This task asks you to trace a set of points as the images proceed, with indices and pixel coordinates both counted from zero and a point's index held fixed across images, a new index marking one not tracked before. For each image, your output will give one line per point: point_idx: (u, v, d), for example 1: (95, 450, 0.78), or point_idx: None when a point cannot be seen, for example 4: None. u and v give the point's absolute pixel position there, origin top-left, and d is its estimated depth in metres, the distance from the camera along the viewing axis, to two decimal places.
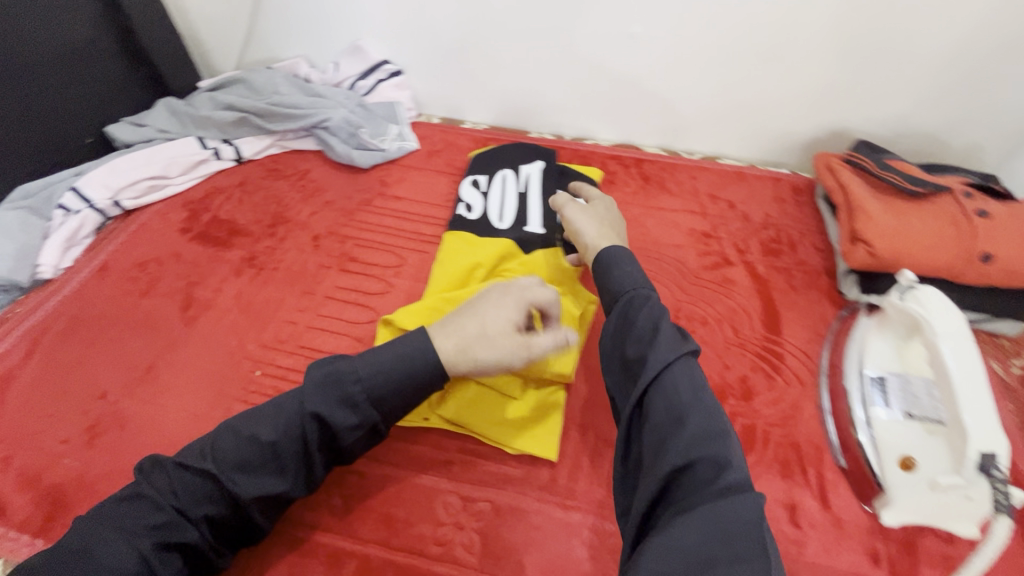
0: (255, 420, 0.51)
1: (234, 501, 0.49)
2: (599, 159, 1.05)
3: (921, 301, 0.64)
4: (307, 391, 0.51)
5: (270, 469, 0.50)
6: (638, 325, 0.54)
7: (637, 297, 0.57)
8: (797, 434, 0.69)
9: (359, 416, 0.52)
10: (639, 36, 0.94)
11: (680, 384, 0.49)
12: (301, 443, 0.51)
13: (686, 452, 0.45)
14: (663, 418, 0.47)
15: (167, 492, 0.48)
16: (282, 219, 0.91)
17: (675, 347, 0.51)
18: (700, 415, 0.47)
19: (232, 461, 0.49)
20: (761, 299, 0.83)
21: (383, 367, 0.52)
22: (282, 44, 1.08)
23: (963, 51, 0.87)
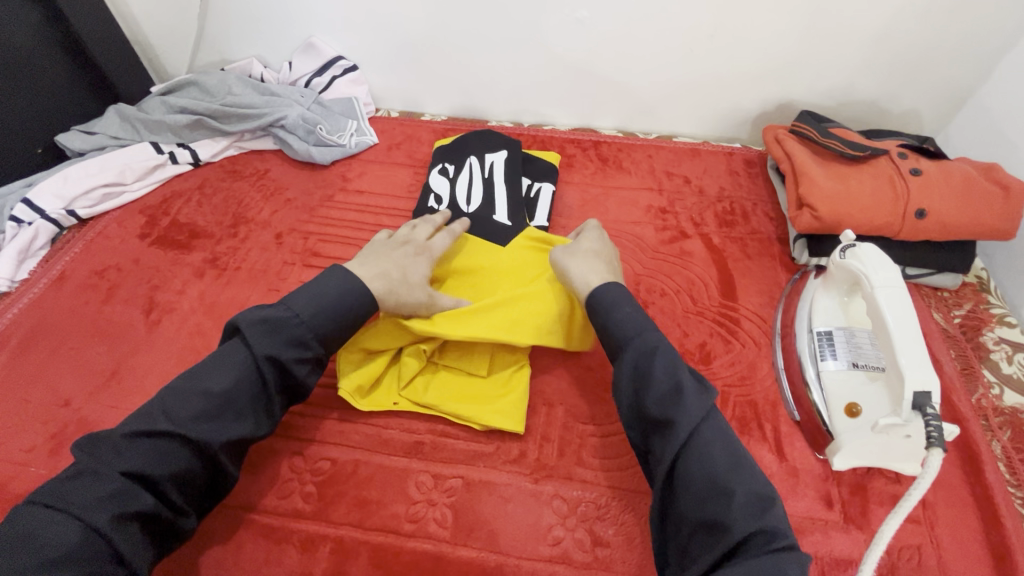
0: (202, 377, 0.56)
1: (192, 453, 0.54)
2: (557, 144, 1.07)
3: (860, 257, 0.67)
4: (253, 338, 0.57)
5: (224, 416, 0.55)
6: (657, 380, 0.56)
7: (649, 346, 0.58)
8: (753, 393, 0.72)
9: (307, 351, 0.60)
10: (587, 22, 0.96)
11: (713, 444, 0.53)
12: (256, 383, 0.57)
13: (736, 513, 0.49)
14: (705, 481, 0.51)
15: (116, 461, 0.51)
16: (243, 219, 0.91)
17: (702, 405, 0.54)
18: (738, 479, 0.51)
19: (185, 414, 0.54)
20: (717, 268, 0.86)
21: (322, 308, 0.61)
22: (233, 45, 1.07)
23: (897, 21, 0.90)
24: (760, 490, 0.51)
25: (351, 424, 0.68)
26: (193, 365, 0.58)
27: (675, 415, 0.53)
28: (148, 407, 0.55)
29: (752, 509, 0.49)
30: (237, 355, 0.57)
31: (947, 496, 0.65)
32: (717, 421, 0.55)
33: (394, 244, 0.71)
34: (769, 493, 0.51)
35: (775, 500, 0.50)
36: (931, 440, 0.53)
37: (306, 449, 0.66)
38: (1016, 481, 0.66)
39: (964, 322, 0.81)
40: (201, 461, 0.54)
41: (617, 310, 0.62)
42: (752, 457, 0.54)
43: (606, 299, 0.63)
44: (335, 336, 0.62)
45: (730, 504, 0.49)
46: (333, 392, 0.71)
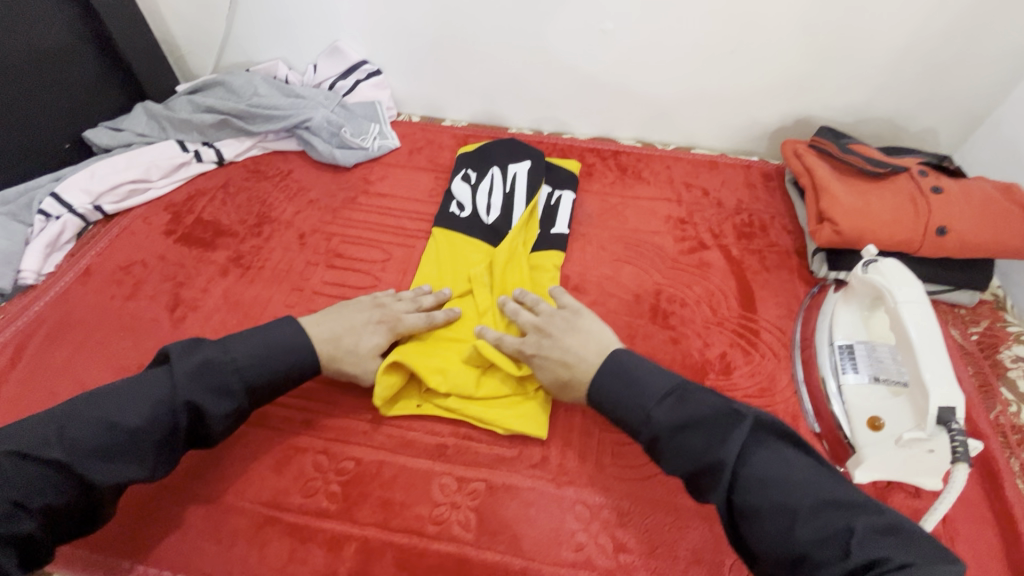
0: (118, 406, 0.56)
1: (83, 488, 0.53)
2: (577, 152, 1.08)
3: (883, 272, 0.68)
4: (179, 379, 0.57)
5: (125, 458, 0.54)
6: (676, 470, 0.57)
7: (651, 439, 0.59)
8: (774, 404, 0.73)
9: (232, 403, 0.59)
10: (610, 32, 0.97)
11: (761, 502, 0.52)
12: (164, 428, 0.56)
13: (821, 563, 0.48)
14: (773, 543, 0.50)
15: (2, 483, 0.49)
16: (267, 219, 0.92)
17: (721, 468, 0.54)
18: (800, 526, 0.50)
19: (83, 445, 0.53)
20: (737, 280, 0.87)
21: (259, 359, 0.62)
22: (259, 46, 1.08)
23: (915, 43, 0.92)
24: (837, 528, 0.48)
25: (376, 425, 0.69)
26: (116, 388, 0.57)
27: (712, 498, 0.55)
28: (50, 428, 0.53)
29: (833, 552, 0.48)
30: (160, 392, 0.57)
31: (968, 512, 0.65)
32: (753, 468, 0.54)
33: (358, 311, 0.70)
34: (847, 520, 0.49)
35: (859, 529, 0.48)
36: (957, 454, 0.55)
37: (330, 448, 0.67)
38: None
39: (981, 340, 0.82)
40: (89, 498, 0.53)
41: (605, 409, 0.63)
42: (813, 488, 0.52)
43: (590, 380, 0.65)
44: (264, 391, 0.62)
45: (813, 562, 0.48)
46: (357, 392, 0.71)
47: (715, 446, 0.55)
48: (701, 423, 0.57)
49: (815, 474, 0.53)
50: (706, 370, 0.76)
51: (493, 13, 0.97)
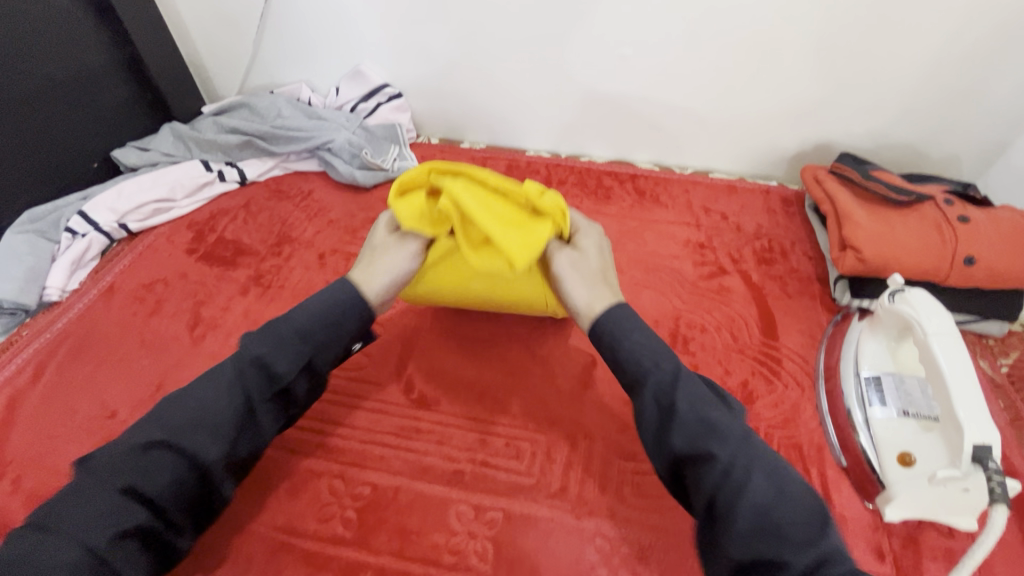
0: (199, 386, 0.56)
1: (185, 464, 0.53)
2: (595, 175, 1.08)
3: (912, 303, 0.67)
4: (247, 343, 0.57)
5: (212, 428, 0.54)
6: (685, 413, 0.53)
7: (672, 376, 0.55)
8: (798, 435, 0.71)
9: (295, 355, 0.57)
10: (629, 58, 0.98)
11: (756, 468, 0.50)
12: (239, 395, 0.55)
13: (796, 546, 0.46)
14: (753, 513, 0.48)
15: (111, 475, 0.51)
16: (287, 238, 0.93)
17: (734, 432, 0.52)
18: (788, 508, 0.48)
19: (175, 424, 0.54)
20: (758, 306, 0.86)
21: (316, 310, 0.60)
22: (283, 69, 1.11)
23: (936, 70, 0.92)
24: (810, 512, 0.48)
25: (393, 450, 0.68)
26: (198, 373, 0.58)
27: (710, 446, 0.51)
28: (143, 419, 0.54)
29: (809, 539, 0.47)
30: (231, 365, 0.57)
31: (1004, 553, 0.63)
32: (754, 443, 0.53)
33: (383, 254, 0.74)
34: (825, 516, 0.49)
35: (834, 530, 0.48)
36: (995, 495, 0.52)
37: (347, 472, 0.66)
38: None
39: (1011, 373, 0.80)
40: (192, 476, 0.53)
41: (629, 336, 0.59)
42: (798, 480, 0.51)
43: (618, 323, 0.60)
44: (323, 338, 0.59)
45: (781, 537, 0.47)
46: (374, 415, 0.71)
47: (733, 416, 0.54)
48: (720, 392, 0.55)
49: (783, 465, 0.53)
50: None
51: (515, 37, 0.98)
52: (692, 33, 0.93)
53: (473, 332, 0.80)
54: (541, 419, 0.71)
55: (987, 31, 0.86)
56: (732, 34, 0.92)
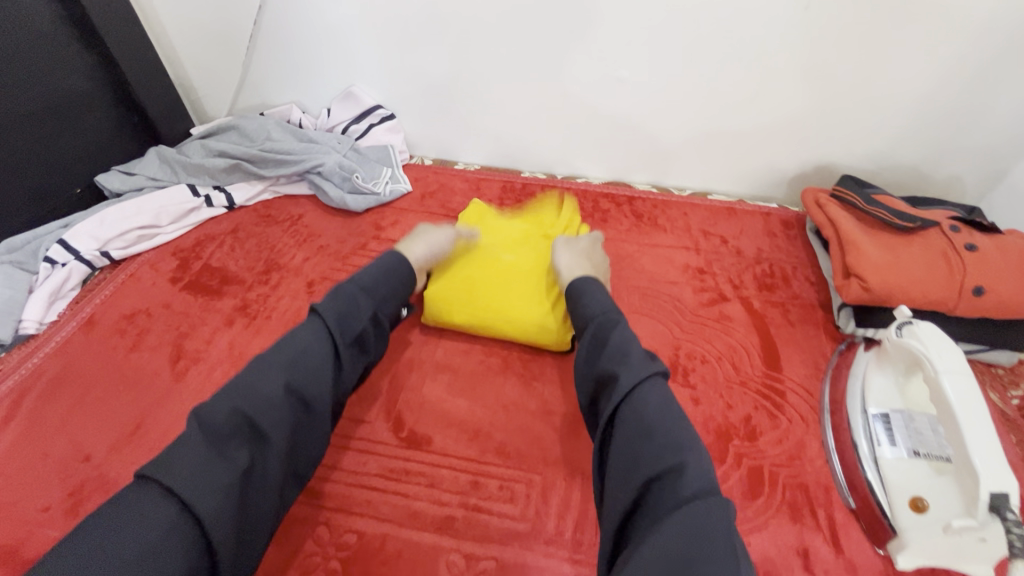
0: (288, 340, 0.57)
1: (295, 404, 0.53)
2: (591, 198, 1.06)
3: (919, 337, 0.65)
4: (326, 300, 0.61)
5: (315, 367, 0.56)
6: (611, 347, 0.60)
7: (611, 321, 0.63)
8: (805, 474, 0.68)
9: (371, 309, 0.63)
10: (626, 80, 0.96)
11: (652, 394, 0.54)
12: (332, 338, 0.59)
13: (663, 456, 0.49)
14: (636, 424, 0.52)
15: (214, 425, 0.48)
16: (275, 265, 0.90)
17: (644, 364, 0.56)
18: (669, 432, 0.51)
19: (278, 372, 0.54)
20: (760, 336, 0.83)
21: (381, 276, 0.68)
22: (274, 90, 1.09)
23: (938, 91, 0.90)
24: (685, 439, 0.51)
25: (380, 494, 0.65)
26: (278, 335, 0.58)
27: (617, 370, 0.56)
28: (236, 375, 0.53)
29: (675, 454, 0.49)
30: (317, 322, 0.59)
31: None
32: (666, 383, 0.56)
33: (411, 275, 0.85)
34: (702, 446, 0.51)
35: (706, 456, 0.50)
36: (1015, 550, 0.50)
37: (332, 518, 0.63)
38: None
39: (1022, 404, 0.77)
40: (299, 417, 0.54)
41: (582, 301, 0.68)
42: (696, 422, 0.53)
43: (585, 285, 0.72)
44: (387, 294, 0.67)
45: (653, 441, 0.50)
46: (362, 456, 0.68)
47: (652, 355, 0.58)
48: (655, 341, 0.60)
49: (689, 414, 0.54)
50: (730, 435, 0.72)
51: (509, 58, 0.97)
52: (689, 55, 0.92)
53: (467, 367, 0.77)
54: (536, 458, 0.68)
55: (990, 52, 0.85)
56: (729, 57, 0.91)
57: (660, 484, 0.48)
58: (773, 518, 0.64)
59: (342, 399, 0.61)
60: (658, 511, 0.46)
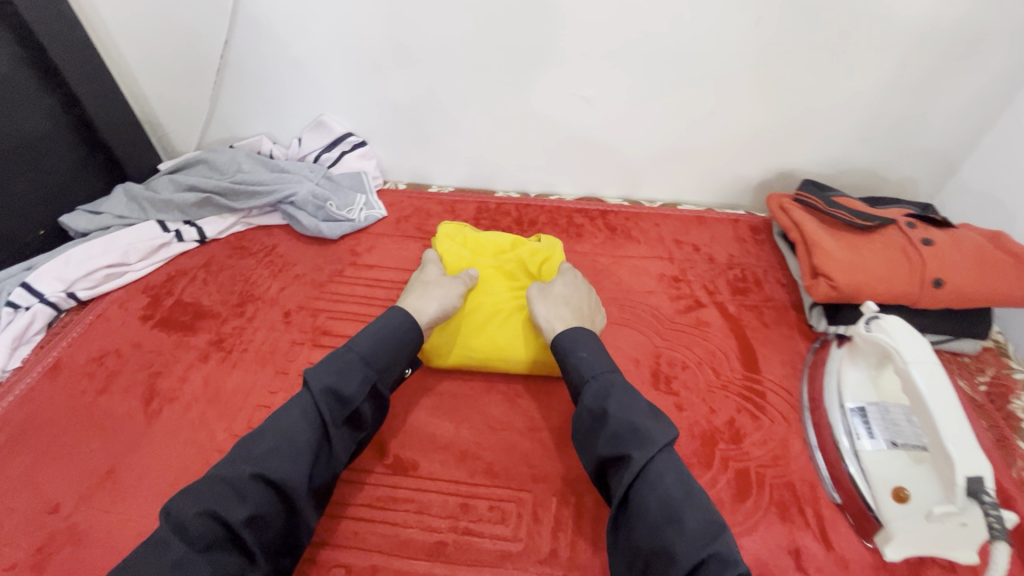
0: (273, 419, 0.58)
1: (270, 494, 0.54)
2: (565, 214, 1.08)
3: (887, 330, 0.67)
4: (310, 373, 0.60)
5: (294, 455, 0.55)
6: (616, 418, 0.60)
7: (607, 385, 0.64)
8: (790, 473, 0.69)
9: (360, 379, 0.62)
10: (592, 100, 0.99)
11: (667, 473, 0.56)
12: (317, 420, 0.58)
13: (694, 541, 0.51)
14: (659, 505, 0.54)
15: (184, 525, 0.49)
16: (251, 297, 0.89)
17: (656, 438, 0.57)
18: (694, 513, 0.53)
19: (255, 456, 0.55)
20: (737, 339, 0.85)
21: (372, 340, 0.65)
22: (242, 123, 1.09)
23: (886, 99, 0.95)
24: (708, 519, 0.53)
25: (368, 524, 0.63)
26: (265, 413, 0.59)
27: (629, 450, 0.57)
28: (217, 465, 0.54)
29: (703, 536, 0.52)
30: (300, 399, 0.59)
31: None
32: (673, 455, 0.58)
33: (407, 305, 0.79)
34: (718, 519, 0.54)
35: (727, 531, 0.53)
36: (993, 533, 0.52)
37: (319, 554, 0.61)
38: None
39: (989, 390, 0.81)
40: (281, 506, 0.55)
41: (577, 353, 0.68)
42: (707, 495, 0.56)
43: (576, 338, 0.69)
44: (386, 361, 0.65)
45: (680, 523, 0.52)
46: (348, 486, 0.66)
47: (660, 425, 0.59)
48: (653, 409, 0.61)
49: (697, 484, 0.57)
50: (716, 439, 0.73)
51: (476, 82, 0.99)
52: (648, 75, 0.95)
53: (452, 388, 0.77)
54: (525, 476, 0.68)
55: (930, 62, 0.90)
56: (687, 75, 0.95)
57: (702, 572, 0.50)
58: (763, 519, 0.65)
59: (331, 477, 0.60)
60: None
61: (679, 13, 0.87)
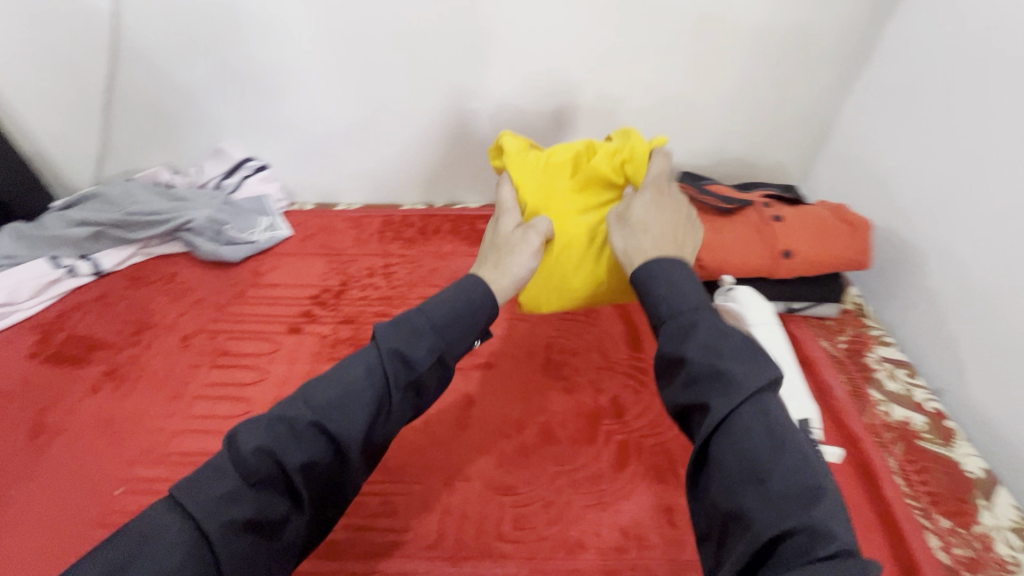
0: (343, 370, 0.56)
1: (326, 446, 0.51)
2: (468, 221, 1.12)
3: (738, 300, 0.74)
4: (379, 333, 0.58)
5: (353, 411, 0.52)
6: (695, 360, 0.52)
7: (688, 323, 0.55)
8: (667, 439, 0.75)
9: (427, 344, 0.58)
10: (478, 111, 1.05)
11: (755, 425, 0.47)
12: (380, 378, 0.55)
13: (777, 504, 0.44)
14: (738, 464, 0.47)
15: (244, 458, 0.49)
16: (147, 325, 0.89)
17: (744, 386, 0.49)
18: (786, 471, 0.46)
19: (319, 402, 0.53)
20: (624, 322, 0.91)
21: (445, 304, 0.62)
22: (139, 155, 1.09)
23: (745, 93, 1.04)
24: (807, 483, 0.45)
25: None
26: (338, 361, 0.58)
27: (705, 398, 0.50)
28: (282, 404, 0.54)
29: (794, 505, 0.44)
30: (367, 355, 0.57)
31: None
32: (767, 402, 0.49)
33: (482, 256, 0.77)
34: (819, 483, 0.46)
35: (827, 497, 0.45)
36: None
37: None
38: (913, 492, 0.71)
39: (848, 347, 0.89)
40: (336, 460, 0.52)
41: (653, 290, 0.60)
42: (811, 455, 0.48)
43: (653, 272, 0.61)
44: (455, 333, 0.60)
45: (767, 483, 0.45)
46: None
47: (750, 369, 0.50)
48: (748, 347, 0.52)
49: (801, 442, 0.48)
50: (600, 416, 0.77)
51: (365, 98, 1.03)
52: (524, 83, 1.01)
53: None
54: (418, 469, 0.71)
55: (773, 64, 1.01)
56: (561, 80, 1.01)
57: (789, 544, 0.43)
58: (641, 484, 0.70)
59: (390, 441, 0.56)
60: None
61: (541, 24, 0.94)
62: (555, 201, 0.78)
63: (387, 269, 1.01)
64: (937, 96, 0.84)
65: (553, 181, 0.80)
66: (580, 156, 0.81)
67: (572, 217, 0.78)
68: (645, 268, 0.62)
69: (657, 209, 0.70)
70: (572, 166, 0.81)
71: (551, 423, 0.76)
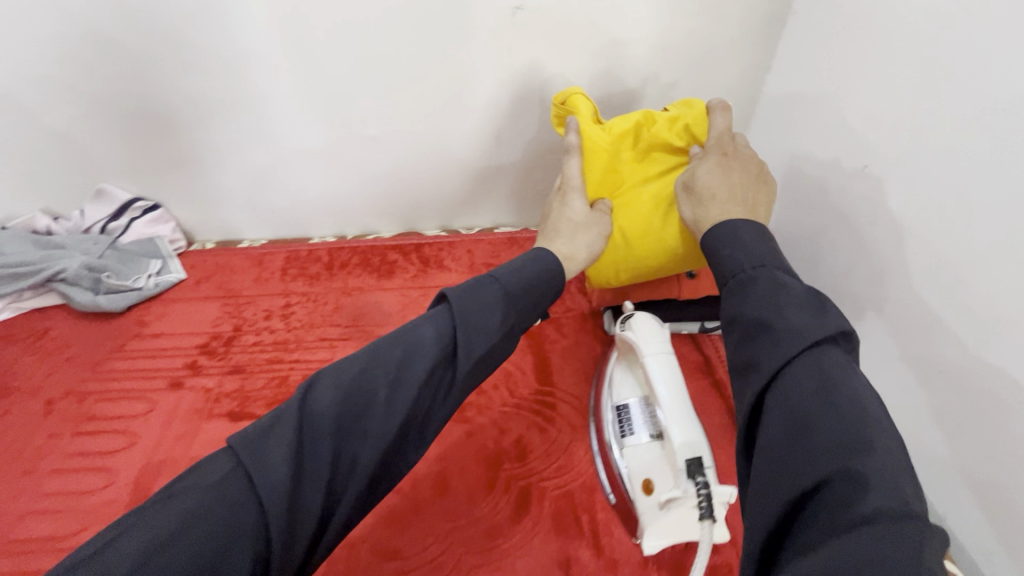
0: (410, 333, 0.56)
1: (390, 414, 0.51)
2: (380, 252, 1.05)
3: (634, 327, 0.70)
4: (455, 299, 0.58)
5: (417, 381, 0.53)
6: (748, 311, 0.49)
7: (746, 279, 0.51)
8: (571, 482, 0.70)
9: (501, 314, 0.59)
10: (379, 138, 0.95)
11: (806, 378, 0.43)
12: (450, 345, 0.55)
13: (827, 455, 0.39)
14: (784, 414, 0.42)
15: (315, 418, 0.49)
16: (8, 390, 0.81)
17: (797, 333, 0.45)
18: (834, 424, 0.40)
19: (389, 367, 0.53)
20: (534, 353, 0.85)
21: (518, 273, 0.64)
22: (11, 199, 1.00)
23: None
24: (858, 440, 0.39)
25: None
26: (407, 324, 0.58)
27: (757, 352, 0.47)
28: (353, 363, 0.53)
29: (838, 457, 0.38)
30: (440, 321, 0.57)
31: None
32: (826, 355, 0.44)
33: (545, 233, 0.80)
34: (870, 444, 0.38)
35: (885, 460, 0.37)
36: (702, 511, 0.54)
37: None
38: None
39: None
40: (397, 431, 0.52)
41: (720, 252, 0.57)
42: (879, 415, 0.40)
43: (718, 236, 0.58)
44: (525, 305, 0.63)
45: (809, 435, 0.40)
46: None
47: (806, 317, 0.46)
48: (811, 299, 0.47)
49: (872, 402, 0.41)
50: (501, 460, 0.72)
51: (245, 128, 0.92)
52: (405, 107, 0.90)
53: None
54: None
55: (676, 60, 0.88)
56: (447, 104, 0.90)
57: (823, 493, 0.38)
58: (539, 536, 0.65)
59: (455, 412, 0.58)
60: (825, 524, 0.37)
61: (426, 40, 0.83)
62: (620, 175, 0.78)
63: (286, 310, 0.94)
64: (836, 110, 0.77)
65: (618, 151, 0.77)
66: (641, 124, 0.75)
67: (637, 188, 0.77)
68: (715, 233, 0.59)
69: (727, 172, 0.66)
70: (633, 135, 0.76)
71: (449, 471, 0.71)
